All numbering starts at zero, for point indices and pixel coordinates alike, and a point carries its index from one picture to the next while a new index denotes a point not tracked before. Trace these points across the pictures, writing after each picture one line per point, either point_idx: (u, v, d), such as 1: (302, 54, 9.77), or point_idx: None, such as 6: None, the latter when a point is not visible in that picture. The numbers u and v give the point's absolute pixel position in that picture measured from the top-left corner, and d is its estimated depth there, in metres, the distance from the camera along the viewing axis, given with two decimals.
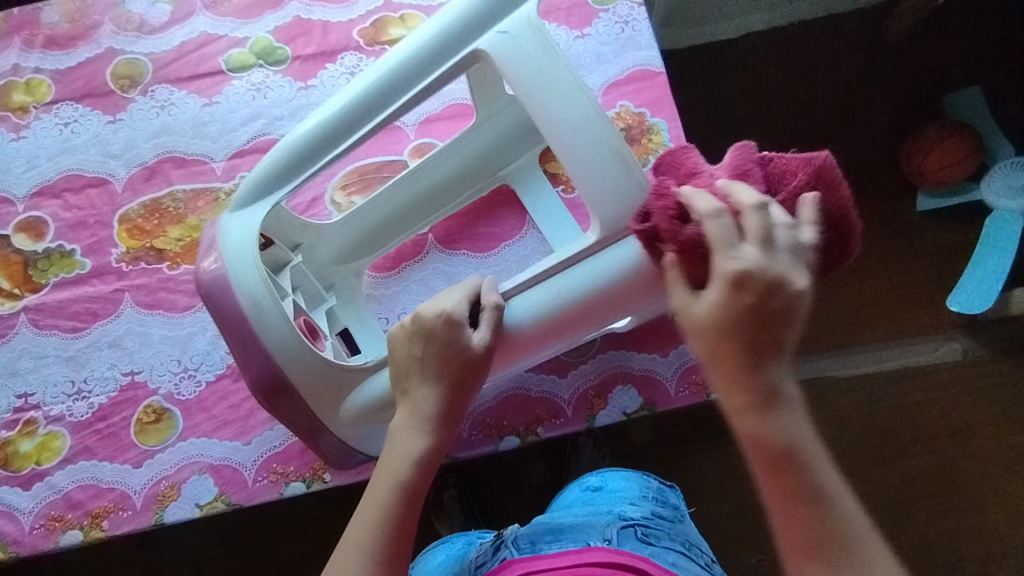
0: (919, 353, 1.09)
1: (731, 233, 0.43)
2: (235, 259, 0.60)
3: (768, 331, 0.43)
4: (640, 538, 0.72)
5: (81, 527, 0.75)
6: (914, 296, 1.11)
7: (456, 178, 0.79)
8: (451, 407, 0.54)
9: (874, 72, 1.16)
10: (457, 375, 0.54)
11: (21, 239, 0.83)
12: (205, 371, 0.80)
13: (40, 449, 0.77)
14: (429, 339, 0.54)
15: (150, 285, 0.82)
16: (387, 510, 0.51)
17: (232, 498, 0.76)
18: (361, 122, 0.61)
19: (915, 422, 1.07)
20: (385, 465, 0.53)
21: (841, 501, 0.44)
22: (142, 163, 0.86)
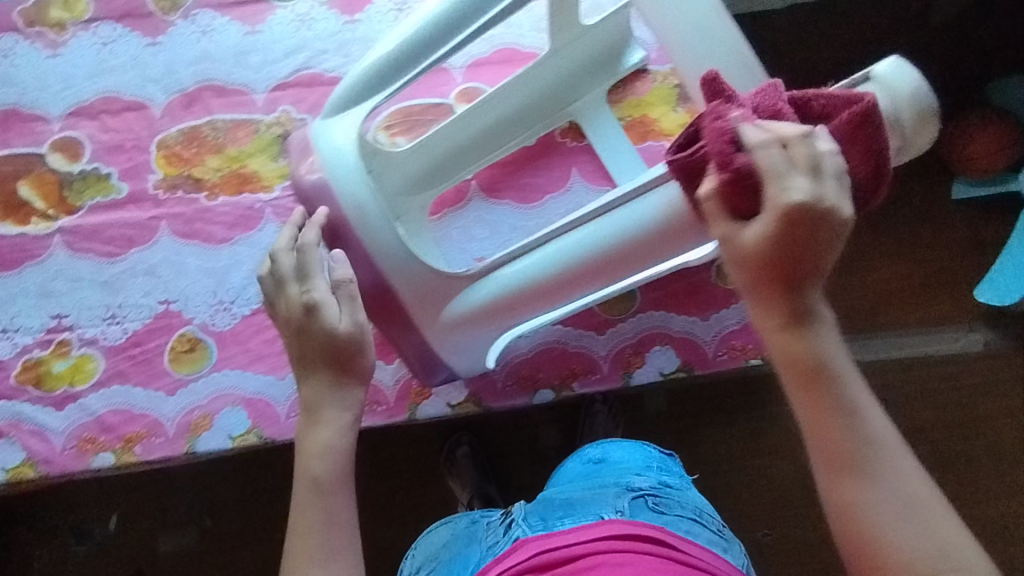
0: (941, 342, 1.09)
1: (784, 163, 0.42)
2: (334, 168, 0.58)
3: (802, 259, 0.42)
4: (652, 507, 0.73)
5: (113, 450, 0.75)
6: (944, 283, 1.09)
7: (522, 111, 0.79)
8: (344, 387, 0.56)
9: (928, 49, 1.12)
10: (341, 360, 0.55)
11: (57, 159, 0.82)
12: (241, 305, 0.79)
13: (73, 371, 0.77)
14: (298, 333, 0.55)
15: (187, 215, 0.81)
16: (328, 497, 0.52)
17: (265, 432, 0.76)
18: (457, 29, 0.56)
19: (928, 412, 1.08)
20: (302, 458, 0.54)
21: (868, 415, 0.44)
22: (181, 89, 0.84)
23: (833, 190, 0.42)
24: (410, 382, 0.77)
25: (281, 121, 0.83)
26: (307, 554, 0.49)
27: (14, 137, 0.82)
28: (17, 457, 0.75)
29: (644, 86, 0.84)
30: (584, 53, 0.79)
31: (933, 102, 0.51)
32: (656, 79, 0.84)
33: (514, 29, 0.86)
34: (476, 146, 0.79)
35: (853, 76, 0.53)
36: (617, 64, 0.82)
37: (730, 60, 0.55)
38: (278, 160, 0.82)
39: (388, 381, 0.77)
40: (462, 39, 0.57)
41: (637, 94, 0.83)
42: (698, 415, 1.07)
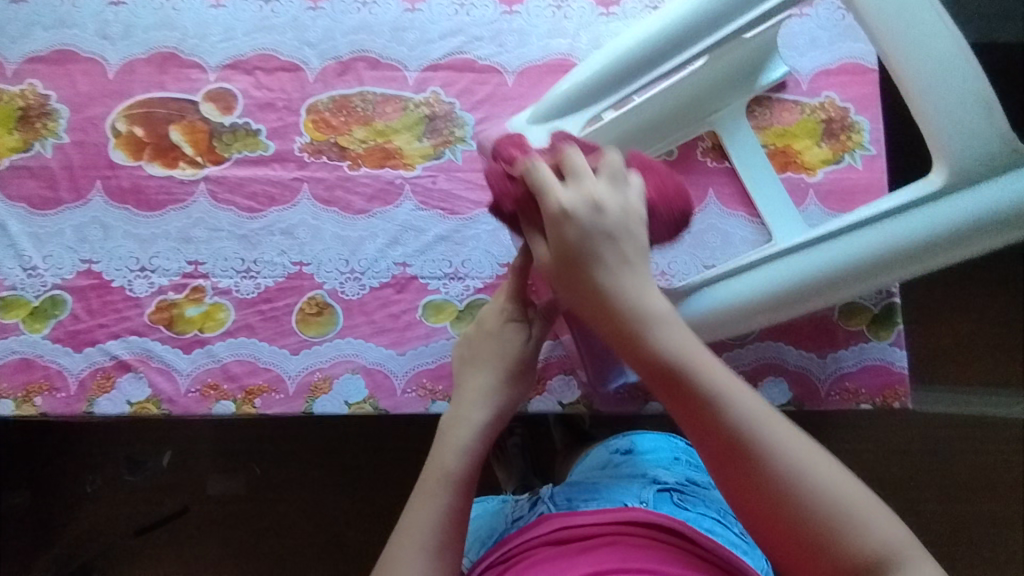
0: (994, 406, 1.19)
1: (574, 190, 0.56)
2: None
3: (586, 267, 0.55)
4: (676, 502, 0.75)
5: (233, 400, 0.78)
6: (1003, 353, 1.19)
7: (672, 113, 0.78)
8: (508, 394, 0.63)
9: None
10: (515, 372, 0.64)
11: (209, 108, 0.83)
12: (370, 277, 0.80)
13: (204, 317, 0.79)
14: (486, 339, 0.65)
15: (329, 181, 0.82)
16: (444, 496, 0.57)
17: (381, 403, 0.78)
18: (673, 50, 0.66)
19: (990, 474, 1.17)
20: (437, 456, 0.60)
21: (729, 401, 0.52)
22: (336, 57, 0.85)
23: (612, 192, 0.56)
24: None
25: (430, 101, 0.84)
26: (415, 546, 0.55)
27: (169, 81, 0.84)
28: (142, 393, 0.77)
29: (790, 117, 0.84)
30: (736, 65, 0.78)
31: None
32: (804, 111, 0.84)
33: None
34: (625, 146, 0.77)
35: None
36: (756, 80, 0.81)
37: (970, 104, 0.58)
38: (422, 140, 0.83)
39: None
40: (672, 61, 0.67)
41: (780, 122, 0.84)
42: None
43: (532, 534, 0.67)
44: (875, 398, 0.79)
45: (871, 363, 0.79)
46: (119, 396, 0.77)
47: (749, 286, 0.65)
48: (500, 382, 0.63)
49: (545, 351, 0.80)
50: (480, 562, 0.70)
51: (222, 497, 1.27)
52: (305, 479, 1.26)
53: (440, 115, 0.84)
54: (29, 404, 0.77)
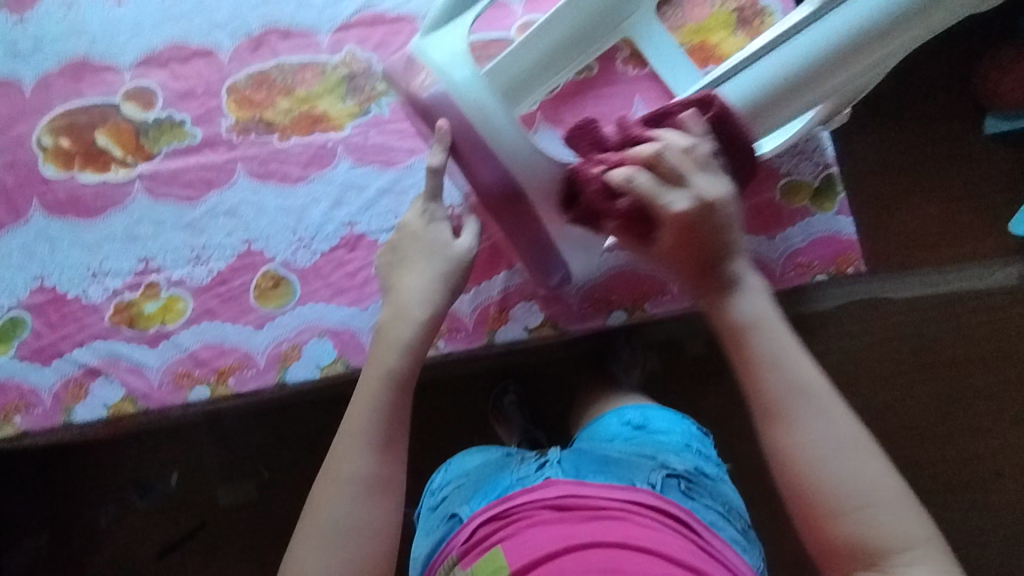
0: (973, 277, 1.17)
1: (659, 180, 0.57)
2: (448, 78, 0.60)
3: (709, 241, 0.57)
4: (683, 491, 0.76)
5: (207, 384, 0.78)
6: (973, 219, 1.17)
7: (586, 23, 0.78)
8: (443, 290, 0.66)
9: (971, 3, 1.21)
10: (450, 269, 0.66)
11: (131, 107, 0.83)
12: (320, 242, 0.81)
13: (164, 310, 0.80)
14: (415, 241, 0.68)
15: (262, 156, 0.82)
16: (384, 395, 0.62)
17: (352, 361, 0.79)
18: None
19: (977, 346, 1.17)
20: (378, 357, 0.64)
21: (796, 366, 0.55)
22: (247, 33, 0.84)
23: (708, 184, 0.57)
24: (487, 308, 0.80)
25: (347, 61, 0.84)
26: (359, 442, 0.60)
27: (87, 88, 0.84)
28: (117, 394, 0.78)
29: (701, 12, 0.85)
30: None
31: None
32: (715, 4, 0.85)
33: None
34: (545, 67, 0.78)
35: None
36: None
37: None
38: (346, 100, 0.84)
39: (466, 309, 0.81)
40: None
41: (693, 19, 0.85)
42: None
43: (539, 496, 0.68)
44: (829, 268, 0.80)
45: (819, 235, 0.81)
46: (95, 401, 0.78)
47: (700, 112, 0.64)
48: (436, 279, 0.66)
49: (502, 282, 0.81)
50: (474, 515, 0.71)
51: (234, 505, 1.28)
52: (311, 473, 1.27)
53: (359, 72, 0.84)
54: (10, 424, 0.78)
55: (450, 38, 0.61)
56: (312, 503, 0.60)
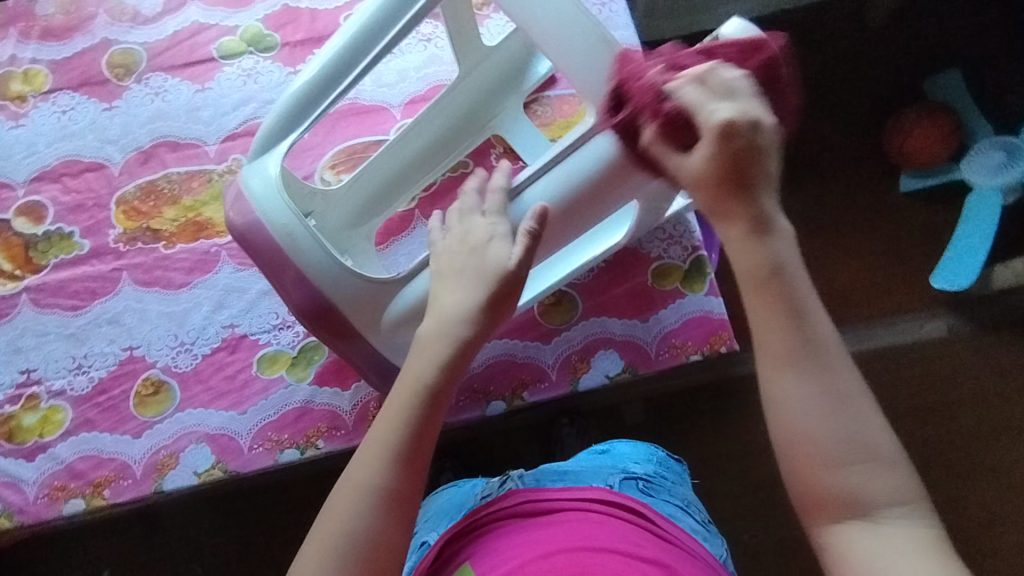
0: (906, 331, 1.24)
1: (713, 92, 0.45)
2: (261, 201, 0.64)
3: (748, 168, 0.43)
4: (642, 488, 0.75)
5: (82, 496, 0.78)
6: (901, 277, 1.25)
7: (450, 131, 0.83)
8: (489, 308, 0.57)
9: (872, 72, 1.34)
10: (496, 288, 0.57)
11: (22, 222, 0.86)
12: (201, 345, 0.82)
13: (42, 422, 0.80)
14: (468, 256, 0.59)
15: (147, 264, 0.85)
16: (414, 414, 0.53)
17: (229, 466, 0.78)
18: (367, 46, 0.64)
19: (925, 394, 1.21)
20: (411, 367, 0.56)
21: (840, 360, 0.43)
22: (138, 147, 0.89)
23: (754, 105, 0.44)
24: (367, 405, 0.80)
25: (232, 169, 0.88)
26: (379, 460, 0.52)
27: None
28: None
29: (570, 108, 0.90)
30: (493, 73, 0.83)
31: (768, 49, 0.60)
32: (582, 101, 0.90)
33: (445, 67, 0.91)
34: (409, 171, 0.83)
35: (703, 38, 0.61)
36: (523, 79, 0.84)
37: (595, 45, 0.59)
38: None
39: (346, 406, 0.80)
40: (369, 60, 0.64)
41: (560, 115, 0.89)
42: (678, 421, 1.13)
43: (499, 508, 0.65)
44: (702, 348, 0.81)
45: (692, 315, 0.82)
46: None
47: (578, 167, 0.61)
48: (473, 297, 0.57)
49: None
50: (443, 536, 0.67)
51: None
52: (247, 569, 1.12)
53: None
54: None
55: (269, 164, 0.66)
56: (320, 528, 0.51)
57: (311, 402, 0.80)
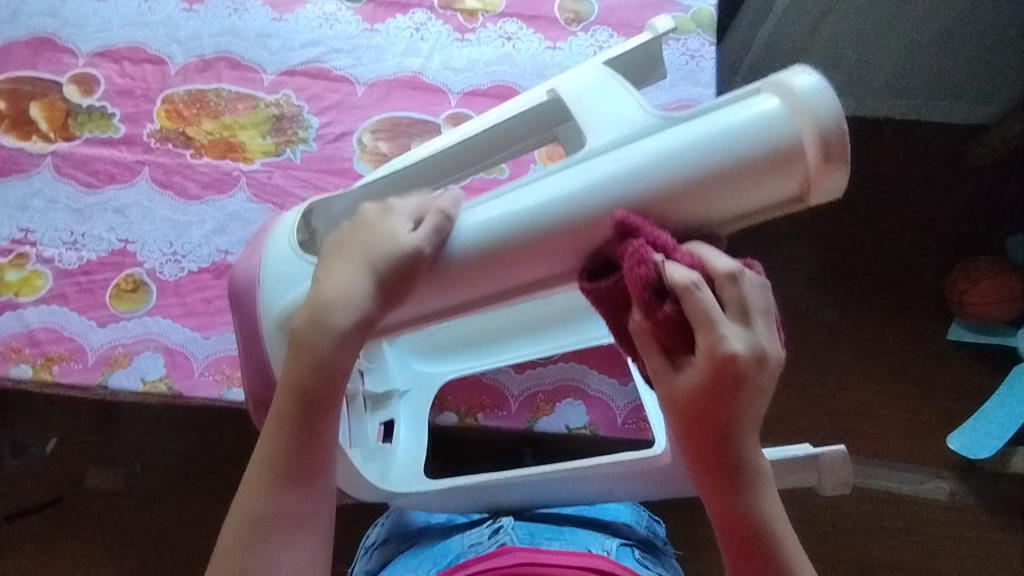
0: (906, 484, 1.15)
1: (736, 313, 0.43)
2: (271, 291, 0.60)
3: (734, 417, 0.45)
4: (638, 559, 0.70)
5: (32, 365, 0.78)
6: (916, 426, 1.17)
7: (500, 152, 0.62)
8: (369, 307, 0.50)
9: (955, 207, 1.26)
10: (382, 279, 0.50)
11: (71, 90, 0.88)
12: (191, 260, 0.82)
13: (22, 282, 0.81)
14: (362, 236, 0.51)
15: (169, 166, 0.85)
16: (291, 429, 0.54)
17: (175, 384, 0.78)
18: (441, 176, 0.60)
19: (906, 552, 1.13)
20: (296, 357, 0.52)
21: (800, 565, 0.51)
22: (200, 55, 0.90)
23: (760, 335, 0.43)
24: None
25: (280, 103, 0.88)
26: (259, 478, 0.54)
27: (41, 63, 0.89)
28: None
29: None
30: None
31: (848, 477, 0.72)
32: None
33: (515, 70, 0.89)
34: None
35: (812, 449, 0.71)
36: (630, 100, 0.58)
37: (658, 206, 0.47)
38: (266, 138, 0.87)
39: None
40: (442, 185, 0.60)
41: None
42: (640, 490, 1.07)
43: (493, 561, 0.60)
44: None
45: None
46: None
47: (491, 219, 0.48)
48: (357, 284, 0.50)
49: None
50: None
51: (100, 491, 1.15)
52: (195, 479, 1.14)
53: (287, 116, 0.88)
54: None
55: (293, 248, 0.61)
56: (223, 548, 0.55)
57: None
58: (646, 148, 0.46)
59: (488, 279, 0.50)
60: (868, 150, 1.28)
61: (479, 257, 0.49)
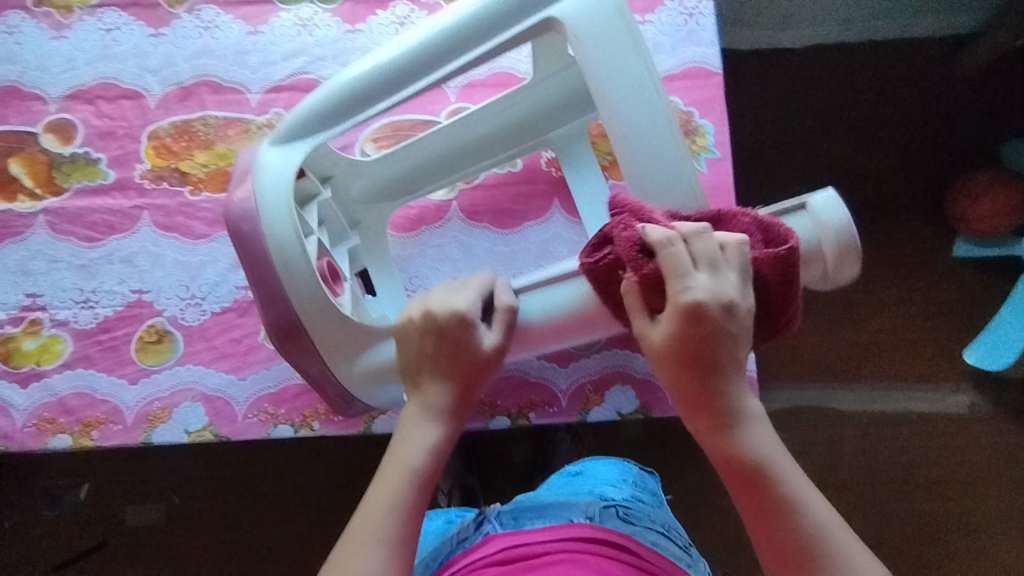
0: (924, 403, 1.13)
1: None
2: (265, 199, 0.61)
3: (714, 351, 0.48)
4: (622, 517, 0.64)
5: (70, 433, 0.76)
6: (935, 347, 1.14)
7: (493, 134, 0.74)
8: (462, 402, 0.56)
9: (955, 118, 1.19)
10: (467, 376, 0.56)
11: (49, 139, 0.83)
12: (211, 302, 0.80)
13: (41, 350, 0.78)
14: (440, 340, 0.55)
15: (169, 207, 0.82)
16: (401, 497, 0.52)
17: (221, 430, 0.77)
18: (405, 81, 0.60)
19: (938, 468, 1.11)
20: (395, 453, 0.55)
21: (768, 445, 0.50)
22: (177, 82, 0.85)
23: (732, 282, 0.48)
24: None
25: (272, 123, 0.84)
26: (370, 540, 0.50)
27: (11, 115, 0.84)
28: None
29: None
30: (556, 92, 0.72)
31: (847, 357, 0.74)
32: None
33: (510, 54, 0.85)
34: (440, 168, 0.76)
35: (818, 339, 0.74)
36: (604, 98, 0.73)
37: (675, 183, 0.55)
38: None
39: None
40: (405, 94, 0.61)
41: None
42: (680, 453, 1.05)
43: (477, 556, 0.56)
44: None
45: None
46: None
47: (553, 304, 0.57)
48: (442, 391, 0.56)
49: None
50: None
51: (142, 527, 1.12)
52: (236, 506, 1.11)
53: None
54: None
55: (286, 157, 0.62)
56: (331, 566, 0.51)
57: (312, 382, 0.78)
58: (673, 154, 0.55)
59: (558, 343, 0.60)
60: (864, 73, 1.20)
61: (548, 334, 0.58)
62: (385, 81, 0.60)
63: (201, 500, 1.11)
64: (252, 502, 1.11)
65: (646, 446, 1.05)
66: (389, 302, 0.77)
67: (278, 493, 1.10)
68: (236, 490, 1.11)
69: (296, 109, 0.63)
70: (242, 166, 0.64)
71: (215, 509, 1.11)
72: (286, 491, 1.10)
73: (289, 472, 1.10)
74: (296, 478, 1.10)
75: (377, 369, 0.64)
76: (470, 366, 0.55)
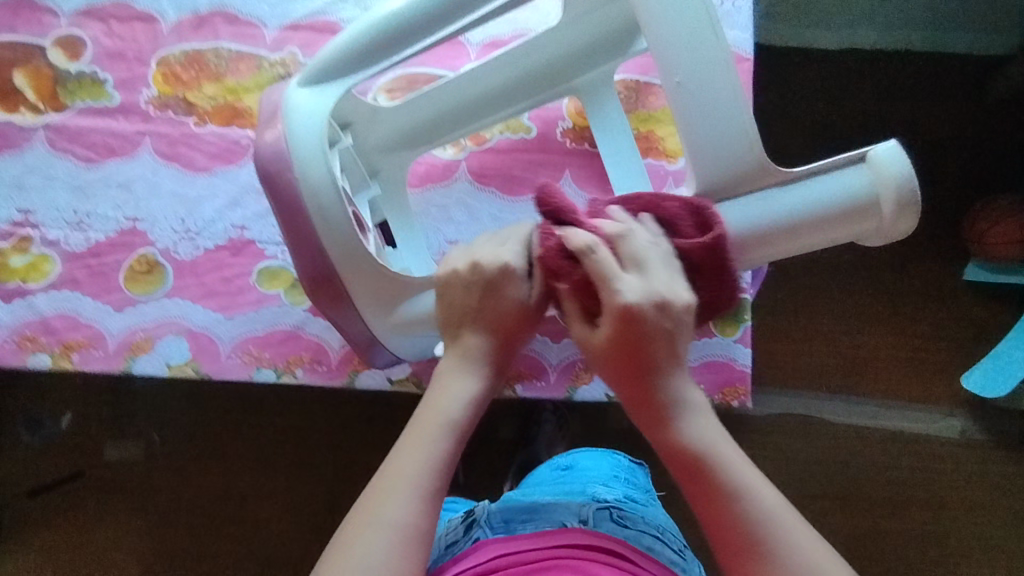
0: (914, 422, 1.11)
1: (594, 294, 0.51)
2: (298, 141, 0.59)
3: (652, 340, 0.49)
4: (616, 519, 0.61)
5: (50, 354, 0.75)
6: (933, 369, 1.12)
7: (517, 80, 0.72)
8: (503, 355, 0.55)
9: (985, 138, 1.15)
10: (509, 329, 0.54)
11: (57, 54, 0.81)
12: (206, 238, 0.78)
13: (29, 268, 0.77)
14: (485, 291, 0.54)
15: (172, 136, 0.80)
16: (442, 448, 0.49)
17: (203, 368, 0.75)
18: (447, 19, 0.58)
19: (920, 489, 1.10)
20: (433, 402, 0.52)
21: (745, 476, 0.47)
22: (193, 10, 0.82)
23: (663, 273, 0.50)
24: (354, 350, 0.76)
25: (286, 62, 0.81)
26: (404, 486, 0.47)
27: (19, 24, 0.81)
28: None
29: (657, 101, 0.81)
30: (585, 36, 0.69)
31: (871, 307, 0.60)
32: None
33: (538, 16, 0.82)
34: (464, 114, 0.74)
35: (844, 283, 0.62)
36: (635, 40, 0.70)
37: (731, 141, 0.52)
38: None
39: (334, 344, 0.76)
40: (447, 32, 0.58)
41: (646, 107, 0.81)
42: (663, 444, 1.04)
43: (468, 563, 0.54)
44: (712, 395, 0.76)
45: (714, 359, 0.76)
46: None
47: None
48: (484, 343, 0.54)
49: None
50: None
51: (119, 462, 1.11)
52: (213, 449, 1.10)
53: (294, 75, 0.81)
54: None
55: (320, 97, 0.60)
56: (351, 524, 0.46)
57: (300, 329, 0.76)
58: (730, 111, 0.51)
59: None
60: (899, 81, 1.16)
61: None
62: (423, 19, 0.57)
63: (180, 439, 1.11)
64: (231, 447, 1.10)
65: (631, 435, 1.04)
66: (408, 254, 0.73)
67: (257, 441, 1.10)
68: (215, 434, 1.10)
69: (327, 47, 0.61)
70: (269, 107, 0.62)
71: (193, 450, 1.10)
72: (264, 439, 1.09)
73: (271, 421, 1.10)
74: (277, 429, 1.09)
75: (411, 319, 0.62)
76: (513, 319, 0.54)
